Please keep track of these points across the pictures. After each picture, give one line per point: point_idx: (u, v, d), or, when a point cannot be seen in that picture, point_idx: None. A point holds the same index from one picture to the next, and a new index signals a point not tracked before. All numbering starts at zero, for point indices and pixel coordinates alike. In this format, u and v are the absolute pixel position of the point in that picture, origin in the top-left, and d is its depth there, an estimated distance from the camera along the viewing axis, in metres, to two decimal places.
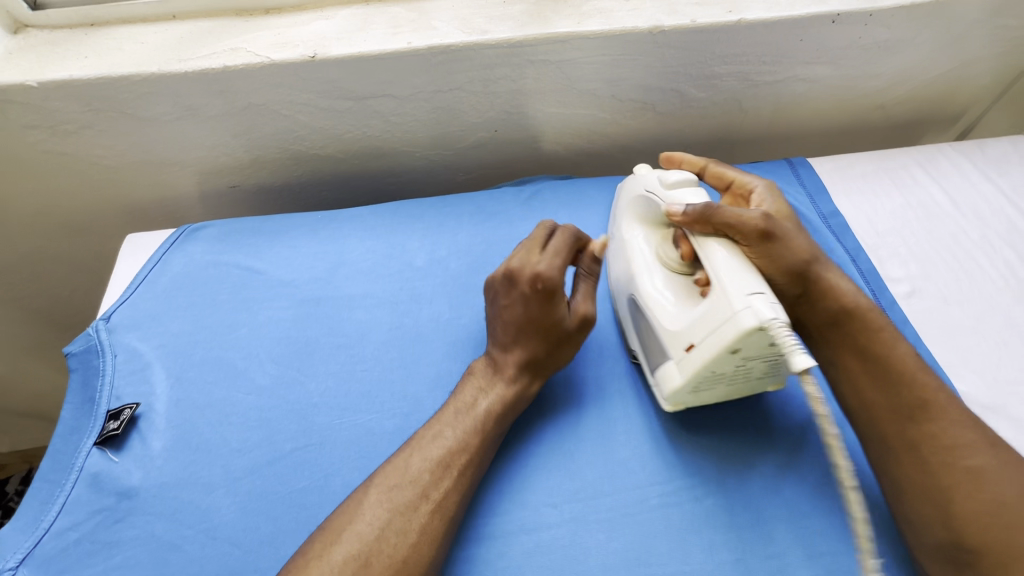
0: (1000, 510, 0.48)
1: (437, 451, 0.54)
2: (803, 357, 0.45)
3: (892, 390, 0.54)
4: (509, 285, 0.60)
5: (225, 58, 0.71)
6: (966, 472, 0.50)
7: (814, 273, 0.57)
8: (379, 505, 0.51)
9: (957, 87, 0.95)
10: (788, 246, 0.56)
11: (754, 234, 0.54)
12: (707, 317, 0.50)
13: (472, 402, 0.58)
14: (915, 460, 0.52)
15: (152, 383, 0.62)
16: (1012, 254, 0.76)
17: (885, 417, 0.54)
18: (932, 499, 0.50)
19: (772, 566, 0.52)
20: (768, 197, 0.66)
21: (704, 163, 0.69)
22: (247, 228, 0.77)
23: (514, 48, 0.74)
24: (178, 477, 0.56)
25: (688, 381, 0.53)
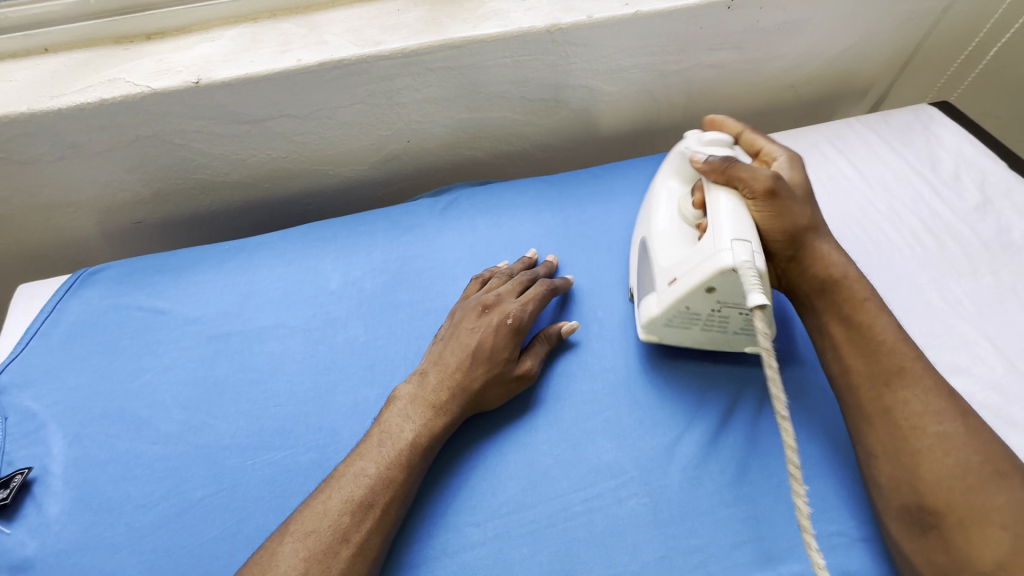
0: (966, 473, 0.46)
1: (358, 490, 0.51)
2: (759, 295, 0.48)
3: (870, 353, 0.54)
4: (480, 310, 0.63)
5: (101, 91, 0.67)
6: (935, 437, 0.48)
7: (809, 238, 0.59)
8: (296, 552, 0.48)
9: (862, 62, 0.97)
10: (791, 208, 0.58)
11: (761, 190, 0.57)
12: (694, 256, 0.56)
13: (397, 430, 0.56)
14: (886, 423, 0.51)
15: (48, 444, 0.59)
16: (918, 222, 0.78)
17: (862, 383, 0.53)
18: (899, 461, 0.49)
19: (696, 560, 0.52)
20: (787, 167, 0.65)
21: (742, 129, 0.70)
22: (149, 267, 0.73)
23: (409, 57, 0.72)
24: (77, 542, 0.53)
25: (665, 312, 0.58)
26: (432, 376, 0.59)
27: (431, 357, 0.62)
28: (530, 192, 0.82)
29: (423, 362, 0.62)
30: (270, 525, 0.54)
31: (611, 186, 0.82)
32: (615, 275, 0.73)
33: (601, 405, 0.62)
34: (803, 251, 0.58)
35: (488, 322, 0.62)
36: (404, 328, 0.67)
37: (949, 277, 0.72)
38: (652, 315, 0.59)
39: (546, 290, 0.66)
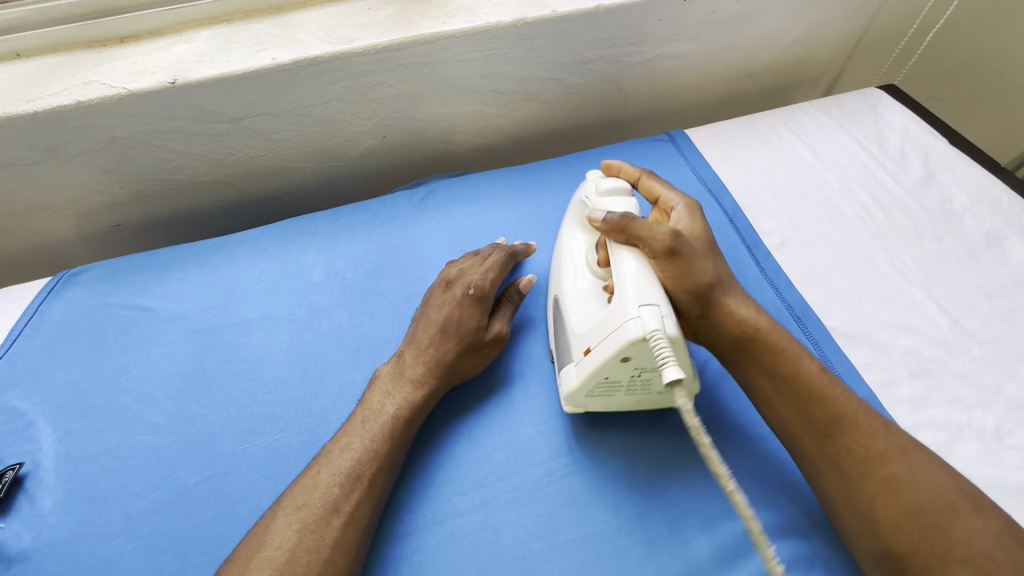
0: (919, 514, 0.46)
1: (345, 464, 0.54)
2: (673, 369, 0.45)
3: (804, 407, 0.52)
4: (444, 288, 0.67)
5: (78, 93, 0.68)
6: (883, 481, 0.48)
7: (714, 296, 0.56)
8: (289, 525, 0.50)
9: (814, 50, 1.02)
10: (692, 266, 0.55)
11: (660, 249, 0.54)
12: (606, 323, 0.52)
13: (380, 406, 0.59)
14: (835, 473, 0.50)
15: (38, 441, 0.60)
16: (867, 197, 0.83)
17: (804, 435, 0.52)
18: (857, 511, 0.48)
19: (673, 514, 0.55)
20: (686, 216, 0.62)
21: (640, 174, 0.67)
22: (131, 267, 0.74)
23: (382, 54, 0.74)
24: (73, 531, 0.54)
25: (583, 383, 0.54)
26: (407, 352, 0.63)
27: (406, 337, 0.65)
28: (504, 182, 0.85)
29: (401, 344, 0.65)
30: (263, 505, 0.56)
31: (582, 173, 0.86)
32: None
33: None
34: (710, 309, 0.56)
35: (452, 297, 0.66)
36: (387, 314, 0.70)
37: (897, 246, 0.77)
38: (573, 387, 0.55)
39: (505, 258, 0.70)
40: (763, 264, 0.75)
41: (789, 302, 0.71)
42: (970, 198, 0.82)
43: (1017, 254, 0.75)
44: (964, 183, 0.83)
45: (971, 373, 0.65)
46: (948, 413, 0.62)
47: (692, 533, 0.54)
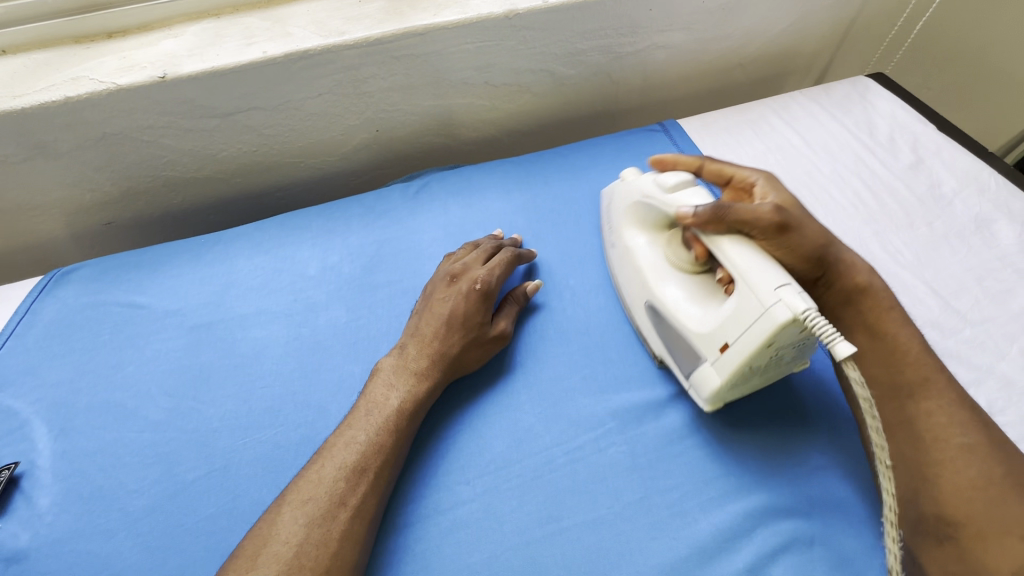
0: (988, 484, 0.46)
1: (350, 457, 0.54)
2: (845, 345, 0.44)
3: (894, 365, 0.53)
4: (449, 283, 0.67)
5: (66, 89, 0.67)
6: (959, 448, 0.48)
7: (831, 257, 0.56)
8: (295, 519, 0.49)
9: (802, 39, 1.03)
10: (803, 235, 0.55)
11: (769, 228, 0.53)
12: (739, 314, 0.51)
13: (383, 399, 0.58)
14: (906, 434, 0.51)
15: (32, 440, 0.59)
16: (859, 183, 0.84)
17: (883, 395, 0.53)
18: (918, 472, 0.49)
19: (673, 497, 0.56)
20: (770, 189, 0.61)
21: (700, 162, 0.67)
22: (124, 264, 0.74)
23: (374, 46, 0.74)
24: (72, 530, 0.54)
25: (726, 381, 0.53)
26: (411, 346, 0.63)
27: (409, 329, 0.65)
28: (499, 174, 0.85)
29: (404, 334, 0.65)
30: (265, 499, 0.55)
31: (575, 164, 0.86)
32: (583, 246, 0.76)
33: (578, 365, 0.65)
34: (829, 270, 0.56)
35: (457, 291, 0.66)
36: (384, 307, 0.70)
37: (889, 231, 0.78)
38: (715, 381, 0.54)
39: (512, 255, 0.70)
40: None
41: None
42: (958, 182, 0.83)
43: (1005, 237, 0.76)
44: (953, 168, 0.85)
45: (963, 353, 0.66)
46: None
47: (694, 516, 0.54)
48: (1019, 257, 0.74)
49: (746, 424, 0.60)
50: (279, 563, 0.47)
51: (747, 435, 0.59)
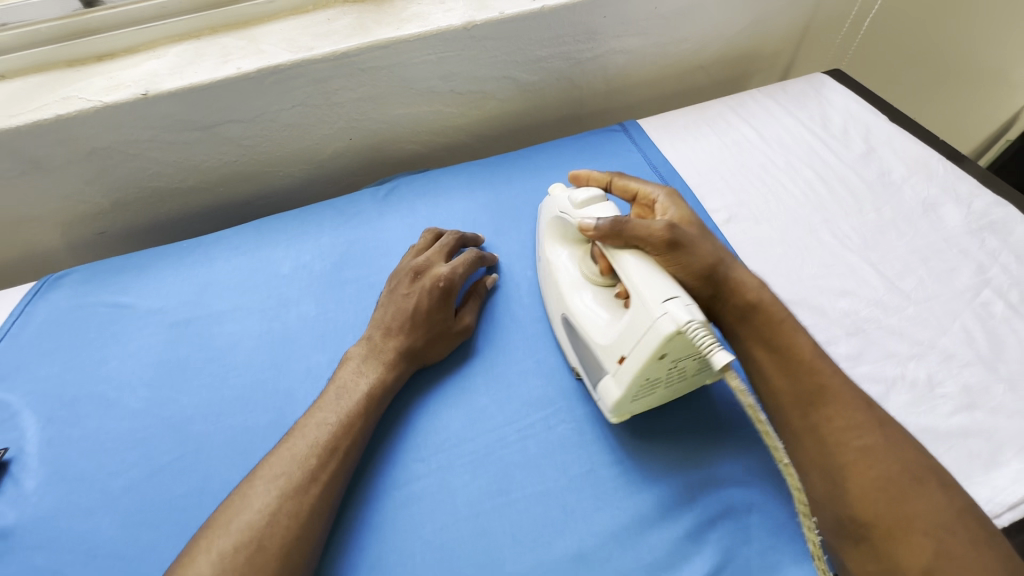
0: (889, 485, 0.48)
1: (321, 436, 0.57)
2: (723, 354, 0.47)
3: (794, 376, 0.55)
4: (409, 281, 0.70)
5: (56, 108, 0.73)
6: (858, 451, 0.50)
7: (720, 274, 0.58)
8: (268, 492, 0.53)
9: (759, 40, 1.08)
10: (694, 251, 0.58)
11: (660, 243, 0.57)
12: (633, 328, 0.53)
13: (352, 384, 0.62)
14: (813, 440, 0.52)
15: (21, 429, 0.63)
16: (810, 173, 0.87)
17: (788, 404, 0.54)
18: (829, 476, 0.50)
19: (617, 469, 0.59)
20: (671, 206, 0.66)
21: (610, 177, 0.71)
22: (113, 267, 0.79)
23: (340, 59, 0.79)
24: (54, 509, 0.57)
25: (626, 392, 0.54)
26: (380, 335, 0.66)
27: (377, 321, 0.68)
28: (464, 175, 0.89)
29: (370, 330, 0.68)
30: (234, 478, 0.59)
31: (537, 165, 0.90)
32: None
33: (532, 349, 0.69)
34: (720, 288, 0.58)
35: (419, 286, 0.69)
36: (351, 301, 0.74)
37: (838, 218, 0.81)
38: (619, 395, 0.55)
39: (474, 256, 0.73)
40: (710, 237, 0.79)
41: None
42: (908, 169, 0.86)
43: (951, 219, 0.79)
44: (903, 156, 0.87)
45: (905, 329, 0.69)
46: (883, 367, 0.66)
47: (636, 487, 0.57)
48: (964, 238, 0.77)
49: (688, 401, 0.63)
50: (250, 531, 0.50)
51: (688, 411, 0.62)
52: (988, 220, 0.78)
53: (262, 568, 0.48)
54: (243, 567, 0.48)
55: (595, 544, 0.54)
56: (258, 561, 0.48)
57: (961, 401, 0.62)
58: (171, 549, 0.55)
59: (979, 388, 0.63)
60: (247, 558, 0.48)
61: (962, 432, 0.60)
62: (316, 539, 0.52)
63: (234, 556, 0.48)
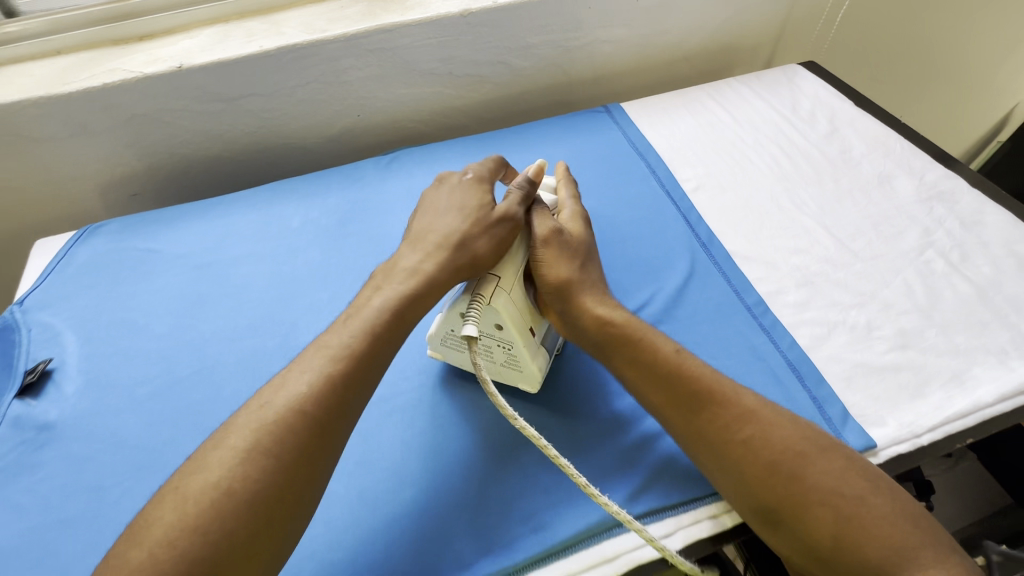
0: (778, 467, 0.51)
1: (316, 365, 0.53)
2: (470, 329, 0.57)
3: (663, 382, 0.58)
4: (445, 206, 0.68)
5: (104, 78, 0.85)
6: (745, 441, 0.53)
7: (571, 291, 0.64)
8: (248, 426, 0.48)
9: (738, 35, 1.16)
10: (552, 262, 0.66)
11: (536, 239, 0.67)
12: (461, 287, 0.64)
13: (364, 309, 0.59)
14: (704, 442, 0.55)
15: (63, 345, 0.73)
16: (777, 149, 0.94)
17: (671, 411, 0.57)
18: (728, 470, 0.53)
19: (577, 390, 0.66)
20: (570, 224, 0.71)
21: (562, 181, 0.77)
22: (145, 218, 0.89)
23: (350, 40, 0.90)
24: (90, 408, 0.67)
25: (436, 331, 0.65)
26: (416, 249, 0.64)
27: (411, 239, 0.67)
28: (459, 148, 0.98)
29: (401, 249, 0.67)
30: (243, 389, 0.68)
31: (526, 140, 0.99)
32: None
33: None
34: (564, 301, 0.64)
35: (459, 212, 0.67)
36: (352, 250, 0.83)
37: (798, 188, 0.88)
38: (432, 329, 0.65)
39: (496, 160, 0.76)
40: (678, 202, 0.87)
41: (694, 234, 0.82)
42: (867, 146, 0.93)
43: (903, 189, 0.86)
44: (863, 135, 0.94)
45: (850, 282, 0.75)
46: (827, 312, 0.72)
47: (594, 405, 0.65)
48: (913, 206, 0.84)
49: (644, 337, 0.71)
50: (229, 458, 0.47)
51: None
52: (937, 190, 0.85)
53: (231, 510, 0.44)
54: (211, 506, 0.44)
55: (554, 449, 0.62)
56: (229, 499, 0.45)
57: (895, 341, 0.69)
58: (187, 442, 0.64)
59: (913, 331, 0.70)
60: (228, 483, 0.45)
61: (894, 367, 0.67)
62: (298, 479, 0.48)
63: (203, 492, 0.45)
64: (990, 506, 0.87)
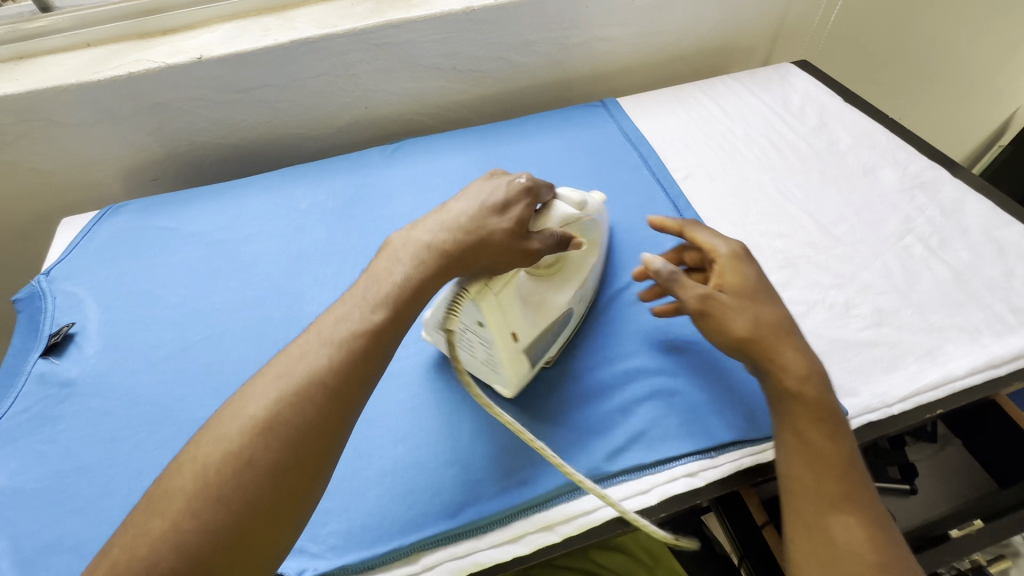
0: (868, 492, 0.55)
1: (341, 333, 0.49)
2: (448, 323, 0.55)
3: (827, 405, 0.58)
4: (488, 202, 0.60)
5: (130, 67, 0.91)
6: (856, 463, 0.56)
7: (772, 342, 0.61)
8: (267, 394, 0.45)
9: (733, 35, 1.20)
10: (737, 315, 0.63)
11: (761, 283, 0.67)
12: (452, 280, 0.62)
13: (387, 274, 0.54)
14: (836, 448, 0.56)
15: (85, 311, 0.78)
16: (766, 142, 0.97)
17: (822, 417, 0.57)
18: (845, 478, 0.54)
19: (563, 360, 0.70)
20: (743, 267, 0.68)
21: (681, 225, 0.74)
22: (164, 199, 0.94)
23: (359, 35, 0.95)
24: (108, 368, 0.71)
25: (429, 316, 0.65)
26: (436, 229, 0.57)
27: (436, 216, 0.59)
28: (460, 138, 1.03)
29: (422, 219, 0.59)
30: (250, 353, 0.73)
31: (524, 131, 1.03)
32: None
33: None
34: (774, 355, 0.60)
35: (496, 215, 0.59)
36: (356, 230, 0.88)
37: (784, 177, 0.91)
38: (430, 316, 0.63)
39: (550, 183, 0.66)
40: (667, 189, 0.90)
41: (681, 219, 0.86)
42: (854, 139, 0.96)
43: (887, 179, 0.89)
44: (850, 129, 0.98)
45: (831, 264, 0.78)
46: (807, 292, 0.75)
47: (579, 373, 0.68)
48: (896, 195, 0.87)
49: (628, 313, 0.75)
50: (249, 426, 0.43)
51: (629, 319, 0.74)
52: (920, 180, 0.88)
53: (251, 483, 0.41)
54: (229, 479, 0.41)
55: (539, 411, 0.65)
56: (247, 472, 0.41)
57: (872, 319, 0.72)
58: (196, 400, 0.68)
59: (889, 310, 0.72)
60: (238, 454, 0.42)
61: (870, 342, 0.70)
62: (321, 451, 0.45)
63: (222, 465, 0.41)
64: (976, 488, 0.88)
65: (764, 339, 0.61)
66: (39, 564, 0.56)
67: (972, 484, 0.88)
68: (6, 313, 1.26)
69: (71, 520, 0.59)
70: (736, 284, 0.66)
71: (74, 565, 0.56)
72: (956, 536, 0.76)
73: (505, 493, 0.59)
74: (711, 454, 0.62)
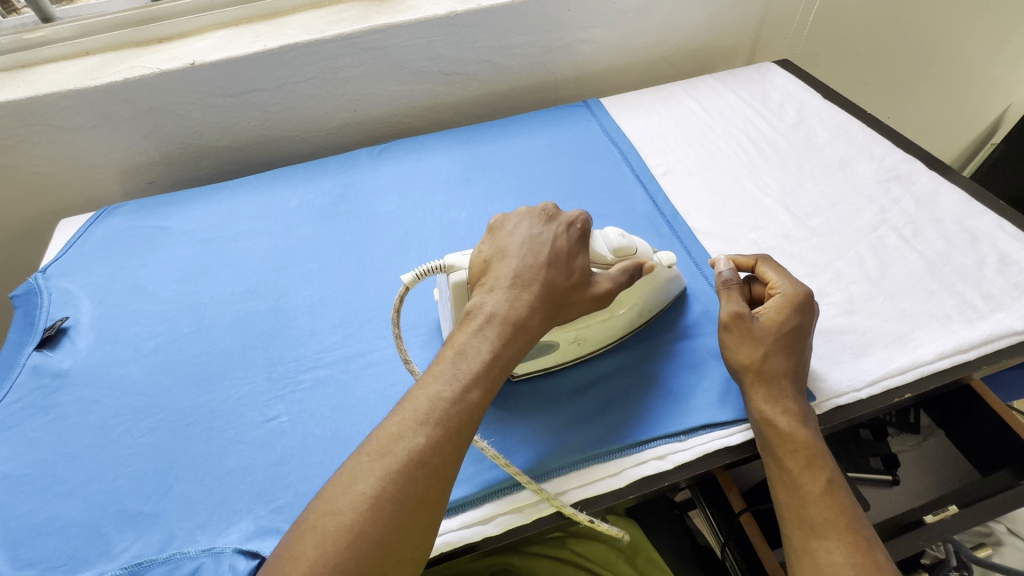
0: (850, 513, 0.56)
1: (434, 411, 0.51)
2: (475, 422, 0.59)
3: (807, 431, 0.59)
4: (552, 254, 0.63)
5: (127, 73, 0.94)
6: (835, 487, 0.57)
7: (769, 381, 0.61)
8: (373, 472, 0.48)
9: (715, 36, 1.22)
10: (757, 354, 0.63)
11: (802, 326, 0.64)
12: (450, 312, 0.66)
13: (474, 350, 0.56)
14: (814, 473, 0.57)
15: (79, 306, 0.81)
16: (744, 138, 0.99)
17: (800, 444, 0.58)
18: (821, 501, 0.56)
19: None
20: (784, 313, 0.64)
21: (755, 261, 0.72)
22: (159, 200, 0.97)
23: (346, 40, 0.98)
24: (99, 360, 0.74)
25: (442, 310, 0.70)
26: (506, 301, 0.59)
27: (502, 275, 0.61)
28: (446, 138, 1.05)
29: (490, 280, 0.61)
30: (235, 345, 0.75)
31: (507, 131, 1.06)
32: (505, 185, 0.95)
33: None
34: (770, 394, 0.61)
35: (566, 268, 0.62)
36: (342, 227, 0.90)
37: (762, 172, 0.93)
38: (406, 281, 0.64)
39: (583, 223, 0.66)
40: (646, 184, 0.92)
41: (660, 213, 0.87)
42: (832, 134, 0.97)
43: (864, 172, 0.90)
44: (828, 124, 0.99)
45: (805, 254, 0.80)
46: None
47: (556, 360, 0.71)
48: (872, 187, 0.88)
49: None
50: (359, 505, 0.46)
51: None
52: (895, 172, 0.89)
53: (363, 554, 0.45)
54: (344, 551, 0.44)
55: (514, 394, 0.67)
56: (358, 545, 0.45)
57: (843, 306, 0.73)
58: (181, 389, 0.70)
59: (861, 298, 0.74)
60: (338, 524, 0.45)
61: (840, 328, 0.71)
62: (424, 525, 0.48)
63: (339, 537, 0.45)
64: (959, 480, 0.87)
65: (766, 378, 0.62)
66: (26, 546, 0.58)
67: (956, 476, 0.87)
68: (8, 313, 1.30)
69: (58, 504, 0.61)
70: (772, 327, 0.64)
71: (60, 546, 0.58)
72: (931, 521, 0.76)
73: (477, 475, 0.60)
74: (680, 438, 0.63)
